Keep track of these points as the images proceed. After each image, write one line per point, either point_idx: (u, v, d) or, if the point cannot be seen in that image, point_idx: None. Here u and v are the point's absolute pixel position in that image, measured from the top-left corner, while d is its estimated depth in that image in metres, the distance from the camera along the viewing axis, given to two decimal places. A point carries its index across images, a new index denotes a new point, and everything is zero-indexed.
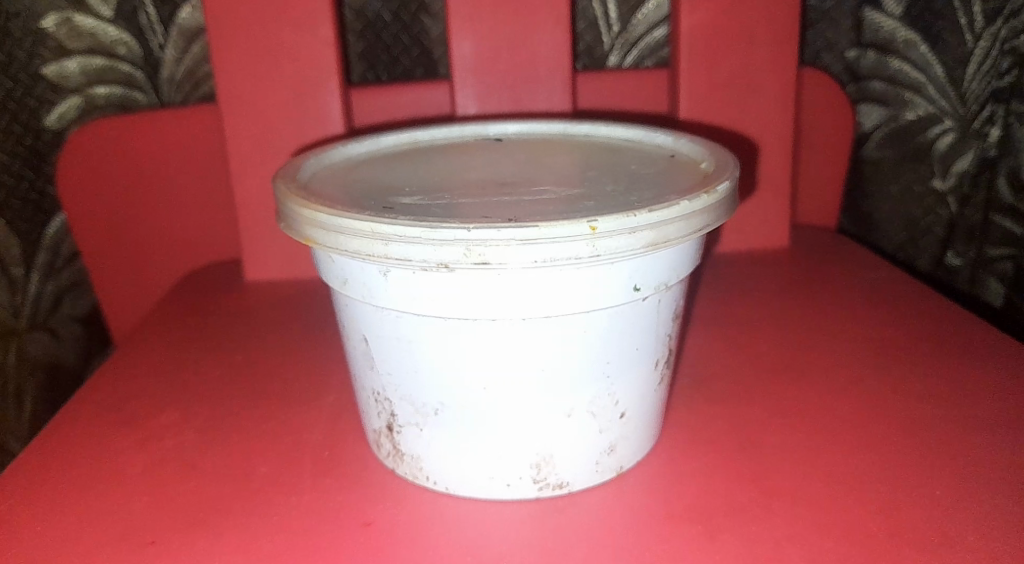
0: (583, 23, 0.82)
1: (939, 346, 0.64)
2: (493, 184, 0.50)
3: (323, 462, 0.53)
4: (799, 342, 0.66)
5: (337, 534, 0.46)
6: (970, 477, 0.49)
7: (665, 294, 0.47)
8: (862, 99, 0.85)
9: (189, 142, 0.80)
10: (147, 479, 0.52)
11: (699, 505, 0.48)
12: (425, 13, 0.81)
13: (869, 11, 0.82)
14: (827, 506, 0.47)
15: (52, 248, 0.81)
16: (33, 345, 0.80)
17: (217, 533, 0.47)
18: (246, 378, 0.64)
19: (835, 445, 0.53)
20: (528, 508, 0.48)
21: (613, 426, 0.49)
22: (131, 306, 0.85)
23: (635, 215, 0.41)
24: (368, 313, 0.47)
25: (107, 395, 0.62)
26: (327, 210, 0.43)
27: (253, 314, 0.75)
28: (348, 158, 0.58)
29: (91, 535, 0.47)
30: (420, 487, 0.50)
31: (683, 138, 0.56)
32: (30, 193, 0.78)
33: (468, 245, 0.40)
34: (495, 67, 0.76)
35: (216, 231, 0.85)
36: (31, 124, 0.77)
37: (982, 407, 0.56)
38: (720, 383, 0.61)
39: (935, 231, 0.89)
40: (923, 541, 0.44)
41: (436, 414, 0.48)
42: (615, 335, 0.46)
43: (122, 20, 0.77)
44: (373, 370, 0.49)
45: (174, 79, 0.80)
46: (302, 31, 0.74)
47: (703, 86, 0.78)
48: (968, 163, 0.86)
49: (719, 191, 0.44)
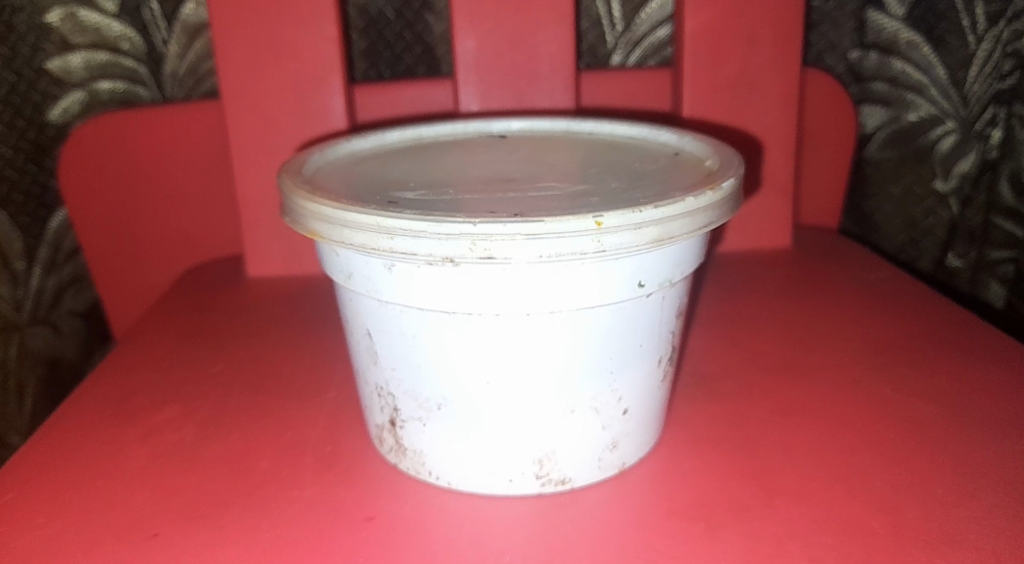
0: (586, 23, 0.82)
1: (939, 346, 0.64)
2: (497, 180, 0.51)
3: (324, 458, 0.53)
4: (799, 340, 0.66)
5: (338, 529, 0.46)
6: (970, 476, 0.49)
7: (668, 290, 0.47)
8: (863, 100, 0.86)
9: (189, 137, 0.80)
10: (148, 472, 0.52)
11: (702, 504, 0.48)
12: (428, 11, 0.81)
13: (872, 13, 0.82)
14: (828, 505, 0.47)
15: (53, 243, 0.80)
16: (34, 339, 0.79)
17: (218, 528, 0.47)
18: (248, 372, 0.64)
19: (837, 444, 0.53)
20: (530, 504, 0.48)
21: (615, 422, 0.49)
22: (133, 302, 0.85)
23: (640, 210, 0.41)
24: (372, 308, 0.47)
25: (108, 389, 0.62)
26: (333, 204, 0.43)
27: (254, 309, 0.75)
28: (352, 153, 0.58)
29: (91, 528, 0.47)
30: (422, 482, 0.50)
31: (688, 136, 0.56)
32: (33, 187, 0.77)
33: (472, 240, 0.40)
34: (497, 65, 0.77)
35: (217, 227, 0.85)
36: (35, 119, 0.76)
37: (983, 408, 0.56)
38: (722, 381, 0.61)
39: (935, 233, 0.90)
40: (924, 541, 0.44)
41: (438, 409, 0.48)
42: (618, 331, 0.46)
43: (126, 16, 0.77)
44: (376, 365, 0.49)
45: (177, 75, 0.80)
46: (305, 27, 0.74)
47: (704, 86, 0.78)
48: (970, 164, 0.85)
49: (723, 188, 0.44)
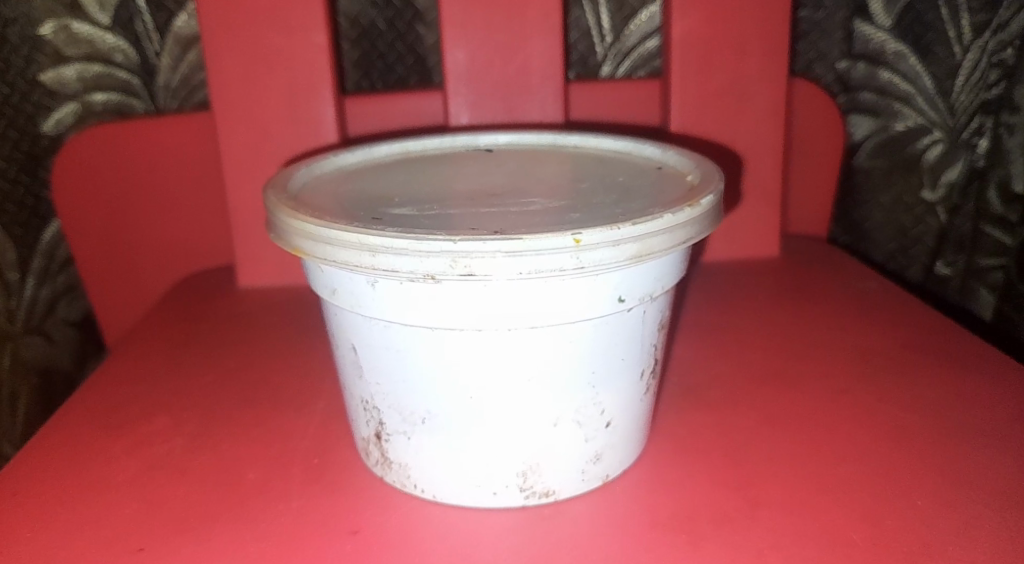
0: (576, 33, 0.83)
1: (925, 355, 0.65)
2: (482, 195, 0.51)
3: (311, 471, 0.53)
4: (785, 350, 0.67)
5: (325, 541, 0.47)
6: (952, 486, 0.49)
7: (650, 304, 0.48)
8: (852, 110, 0.86)
9: (182, 148, 0.81)
10: (137, 483, 0.52)
11: (686, 515, 0.48)
12: (420, 22, 0.82)
13: (860, 24, 0.82)
14: (810, 514, 0.48)
15: (47, 253, 0.80)
16: (28, 348, 0.79)
17: (207, 539, 0.47)
18: (237, 383, 0.64)
19: (820, 454, 0.53)
20: (514, 516, 0.49)
21: (599, 435, 0.49)
22: (124, 312, 0.85)
23: (619, 227, 0.41)
24: (356, 322, 0.47)
25: (100, 400, 0.62)
26: (316, 221, 0.43)
27: (247, 319, 0.75)
28: (340, 167, 0.59)
29: (79, 540, 0.47)
30: (408, 495, 0.51)
31: (671, 150, 0.57)
32: (27, 197, 0.78)
33: (453, 257, 0.40)
34: (488, 75, 0.77)
35: (208, 238, 0.85)
36: (28, 129, 0.77)
37: (967, 417, 0.56)
38: (708, 392, 0.61)
39: (925, 241, 0.90)
40: (902, 550, 0.44)
41: (423, 422, 0.48)
42: (600, 345, 0.46)
43: (119, 27, 0.77)
44: (362, 379, 0.49)
45: (170, 86, 0.81)
46: (295, 38, 0.74)
47: (693, 97, 0.79)
48: (956, 173, 0.86)
49: (703, 203, 0.45)
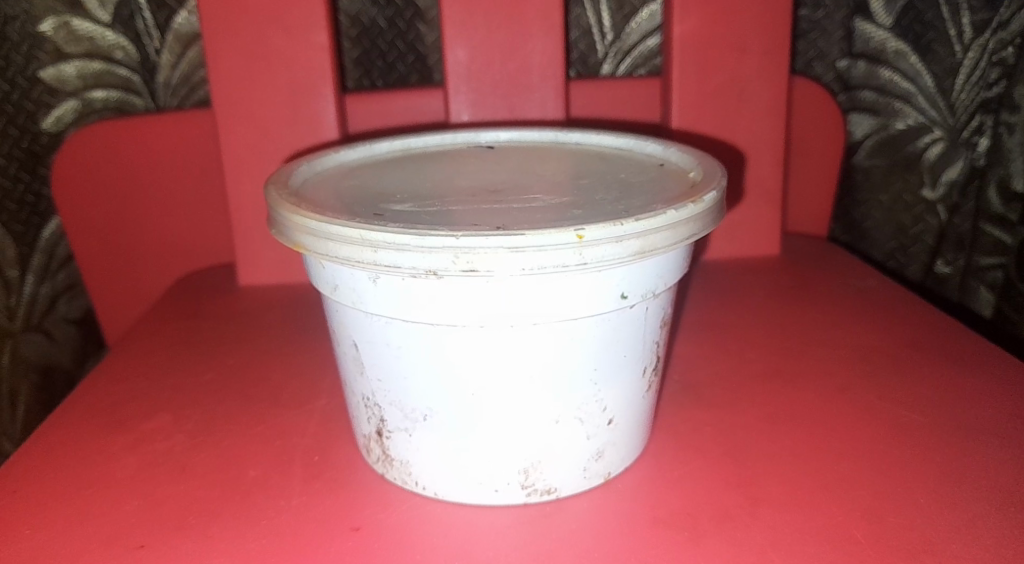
0: (576, 32, 0.83)
1: (926, 353, 0.64)
2: (484, 191, 0.51)
3: (312, 468, 0.53)
4: (786, 348, 0.67)
5: (325, 539, 0.47)
6: (953, 483, 0.49)
7: (652, 301, 0.48)
8: (852, 108, 0.86)
9: (182, 146, 0.81)
10: (137, 480, 0.52)
11: (688, 513, 0.48)
12: (420, 20, 0.82)
13: (861, 22, 0.82)
14: (811, 512, 0.48)
15: (47, 250, 0.80)
16: (29, 345, 0.78)
17: (208, 536, 0.47)
18: (237, 381, 0.64)
19: (821, 452, 0.53)
20: (516, 513, 0.49)
21: (601, 431, 0.49)
22: (124, 310, 0.85)
23: (622, 224, 0.41)
24: (358, 319, 0.47)
25: (100, 397, 0.62)
26: (318, 217, 0.43)
27: (247, 317, 0.75)
28: (342, 164, 0.59)
29: (78, 538, 0.47)
30: (409, 492, 0.51)
31: (673, 147, 0.57)
32: (27, 195, 0.77)
33: (455, 253, 0.40)
34: (489, 74, 0.77)
35: (208, 236, 0.85)
36: (28, 127, 0.77)
37: (968, 415, 0.56)
38: (708, 390, 0.61)
39: (924, 240, 0.90)
40: (902, 548, 0.44)
41: (424, 419, 0.48)
42: (603, 342, 0.46)
43: (120, 25, 0.77)
44: (363, 375, 0.49)
45: (170, 84, 0.81)
46: (296, 36, 0.74)
47: (694, 95, 0.79)
48: (957, 172, 0.86)
49: (705, 200, 0.45)
